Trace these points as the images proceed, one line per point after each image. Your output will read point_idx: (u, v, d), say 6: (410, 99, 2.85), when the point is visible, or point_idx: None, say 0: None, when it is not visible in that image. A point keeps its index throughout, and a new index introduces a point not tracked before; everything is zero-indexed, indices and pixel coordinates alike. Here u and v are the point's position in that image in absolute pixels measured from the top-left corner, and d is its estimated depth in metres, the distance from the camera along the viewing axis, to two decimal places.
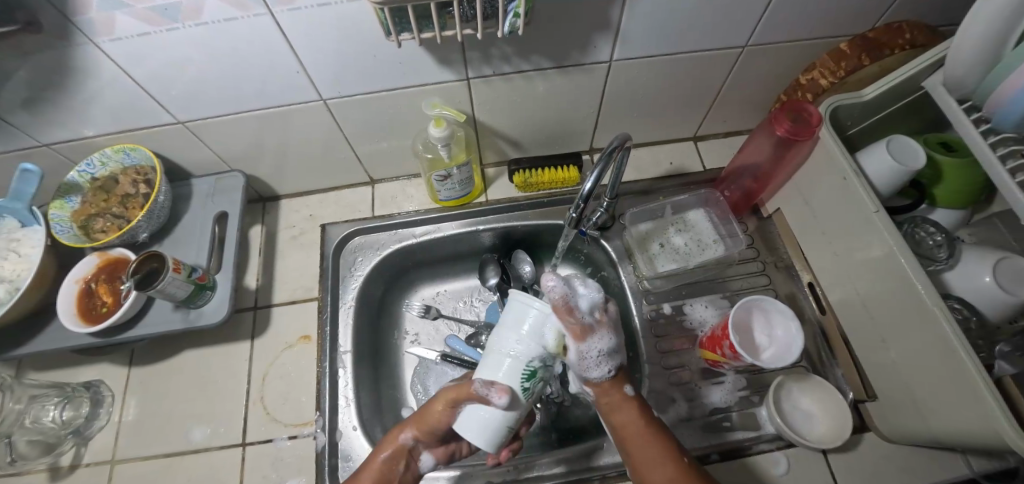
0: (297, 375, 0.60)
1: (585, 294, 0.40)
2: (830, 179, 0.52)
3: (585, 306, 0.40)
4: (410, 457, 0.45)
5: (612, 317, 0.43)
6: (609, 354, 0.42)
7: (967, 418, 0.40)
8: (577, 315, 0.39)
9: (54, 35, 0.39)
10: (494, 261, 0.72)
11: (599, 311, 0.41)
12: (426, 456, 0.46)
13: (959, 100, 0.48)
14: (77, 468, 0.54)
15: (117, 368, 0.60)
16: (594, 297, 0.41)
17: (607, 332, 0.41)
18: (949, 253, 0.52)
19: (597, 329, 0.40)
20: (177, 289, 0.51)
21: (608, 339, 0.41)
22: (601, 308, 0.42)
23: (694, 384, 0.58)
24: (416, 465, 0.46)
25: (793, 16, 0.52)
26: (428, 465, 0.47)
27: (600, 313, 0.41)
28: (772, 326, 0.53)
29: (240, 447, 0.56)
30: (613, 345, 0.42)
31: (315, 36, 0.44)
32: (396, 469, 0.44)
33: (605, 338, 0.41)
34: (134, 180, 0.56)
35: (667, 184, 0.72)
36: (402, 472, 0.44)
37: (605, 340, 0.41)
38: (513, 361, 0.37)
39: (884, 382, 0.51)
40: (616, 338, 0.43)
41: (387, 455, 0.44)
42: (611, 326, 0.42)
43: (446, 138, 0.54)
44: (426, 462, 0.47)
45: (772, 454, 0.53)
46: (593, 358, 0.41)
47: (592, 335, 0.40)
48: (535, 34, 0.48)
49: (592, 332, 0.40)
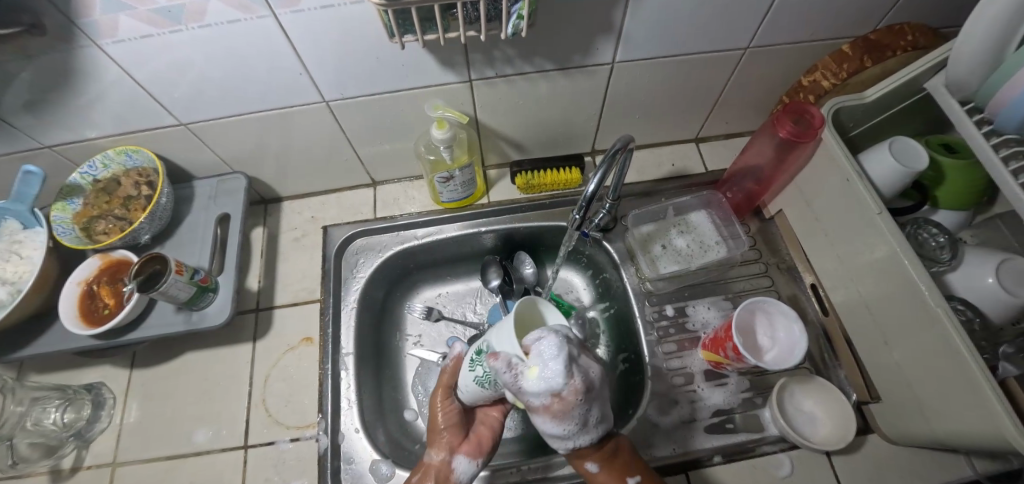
0: (299, 377, 0.60)
1: (545, 371, 0.33)
2: (833, 180, 0.52)
3: (538, 392, 0.34)
4: (448, 467, 0.45)
5: (584, 399, 0.35)
6: (574, 431, 0.38)
7: (973, 420, 0.40)
8: (526, 397, 0.34)
9: (58, 38, 0.39)
10: (495, 262, 0.72)
11: (562, 396, 0.35)
12: (461, 459, 0.46)
13: (961, 101, 0.47)
14: (79, 470, 0.54)
15: (119, 370, 0.60)
16: (555, 383, 0.33)
17: (562, 420, 0.36)
18: (952, 254, 0.52)
19: (549, 415, 0.36)
20: (179, 291, 0.51)
21: (570, 422, 0.37)
22: (564, 395, 0.35)
23: (697, 386, 0.58)
24: (452, 473, 0.45)
25: (795, 17, 0.52)
26: (469, 471, 0.45)
27: (560, 399, 0.35)
28: (775, 329, 0.53)
29: (242, 449, 0.55)
30: (576, 426, 0.37)
31: (319, 39, 0.44)
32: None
33: (562, 424, 0.37)
34: (136, 183, 0.56)
35: (669, 186, 0.72)
36: None
37: (563, 425, 0.37)
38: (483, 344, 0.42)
39: (888, 383, 0.50)
40: (581, 421, 0.37)
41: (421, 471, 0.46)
42: (576, 417, 0.37)
43: (449, 140, 0.54)
44: (463, 465, 0.45)
45: (776, 455, 0.53)
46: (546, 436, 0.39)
47: (540, 419, 0.36)
48: (538, 36, 0.48)
49: (542, 417, 0.36)
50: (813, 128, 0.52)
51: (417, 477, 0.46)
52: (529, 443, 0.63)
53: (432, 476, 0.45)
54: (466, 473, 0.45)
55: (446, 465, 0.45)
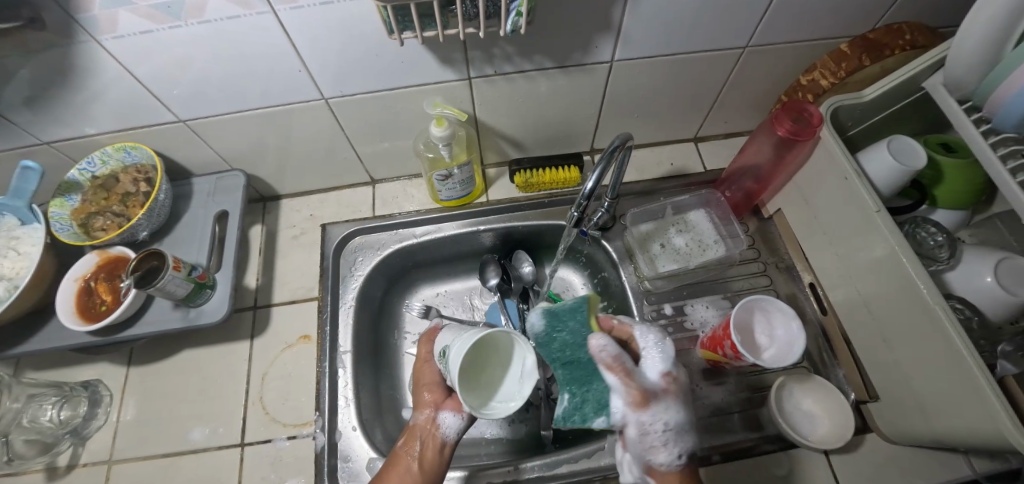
0: (297, 375, 0.60)
1: (648, 346, 0.43)
2: (831, 180, 0.52)
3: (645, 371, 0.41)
4: (434, 424, 0.47)
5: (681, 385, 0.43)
6: (677, 431, 0.40)
7: (973, 420, 0.40)
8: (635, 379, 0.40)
9: (57, 33, 0.39)
10: (494, 261, 0.71)
11: (664, 376, 0.42)
12: (447, 415, 0.47)
13: (959, 100, 0.48)
14: (74, 468, 0.54)
15: (116, 368, 0.60)
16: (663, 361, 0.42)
17: (675, 404, 0.41)
18: (950, 253, 0.52)
19: (659, 399, 0.41)
20: (177, 288, 0.51)
21: (674, 412, 0.41)
22: (667, 373, 0.42)
23: (695, 385, 0.58)
24: (439, 430, 0.47)
25: (794, 16, 0.52)
26: (456, 426, 0.47)
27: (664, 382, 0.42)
28: (773, 326, 0.53)
29: (239, 447, 0.55)
30: (682, 421, 0.41)
31: (318, 35, 0.44)
32: (413, 452, 0.46)
33: (671, 414, 0.40)
34: (134, 179, 0.56)
35: (667, 185, 0.72)
36: (417, 453, 0.46)
37: (674, 415, 0.41)
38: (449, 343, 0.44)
39: (888, 382, 0.50)
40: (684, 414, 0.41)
41: (403, 441, 0.47)
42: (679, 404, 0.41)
43: (448, 137, 0.54)
44: (449, 420, 0.47)
45: (775, 454, 0.53)
46: (655, 442, 0.40)
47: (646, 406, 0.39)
48: (537, 33, 0.48)
49: (652, 404, 0.40)
50: (811, 127, 0.52)
51: (404, 439, 0.47)
52: (520, 443, 0.63)
53: (418, 434, 0.47)
54: (453, 428, 0.47)
55: (431, 423, 0.47)
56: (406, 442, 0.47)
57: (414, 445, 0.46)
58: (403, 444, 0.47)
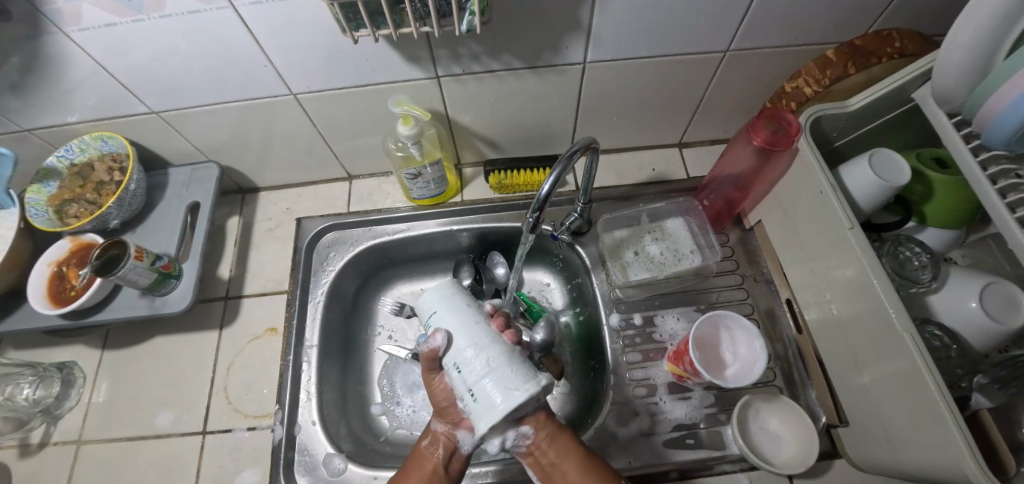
0: (261, 367, 0.60)
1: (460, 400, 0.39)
2: (807, 193, 0.50)
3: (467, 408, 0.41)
4: (451, 438, 0.41)
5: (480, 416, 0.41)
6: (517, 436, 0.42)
7: (935, 455, 0.38)
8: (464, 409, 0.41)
9: (24, 24, 0.40)
10: (468, 260, 0.71)
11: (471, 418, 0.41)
12: (464, 432, 0.41)
13: (949, 114, 0.45)
14: (46, 446, 0.56)
15: (91, 351, 0.61)
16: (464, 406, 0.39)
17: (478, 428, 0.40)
18: (933, 276, 0.49)
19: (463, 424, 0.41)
20: (139, 277, 0.52)
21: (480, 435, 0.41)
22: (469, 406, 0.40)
23: (659, 399, 0.56)
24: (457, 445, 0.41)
25: (775, 20, 0.49)
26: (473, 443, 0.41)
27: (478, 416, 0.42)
28: (737, 344, 0.51)
29: (200, 435, 0.56)
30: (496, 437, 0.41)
31: (277, 30, 0.44)
32: (436, 456, 0.42)
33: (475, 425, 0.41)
34: (109, 168, 0.57)
35: (647, 191, 0.70)
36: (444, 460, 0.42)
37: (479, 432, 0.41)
38: (461, 355, 0.38)
39: (856, 409, 0.48)
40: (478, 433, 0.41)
41: (427, 443, 0.43)
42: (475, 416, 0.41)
43: (415, 136, 0.54)
44: (467, 439, 0.41)
45: (734, 475, 0.51)
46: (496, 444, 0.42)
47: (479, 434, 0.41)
48: (500, 33, 0.47)
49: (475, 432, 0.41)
50: (789, 137, 0.50)
51: (422, 439, 0.43)
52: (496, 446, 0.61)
53: (440, 439, 0.42)
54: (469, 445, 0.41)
55: (448, 436, 0.41)
56: (428, 442, 0.43)
57: (437, 450, 0.42)
58: (424, 441, 0.43)
